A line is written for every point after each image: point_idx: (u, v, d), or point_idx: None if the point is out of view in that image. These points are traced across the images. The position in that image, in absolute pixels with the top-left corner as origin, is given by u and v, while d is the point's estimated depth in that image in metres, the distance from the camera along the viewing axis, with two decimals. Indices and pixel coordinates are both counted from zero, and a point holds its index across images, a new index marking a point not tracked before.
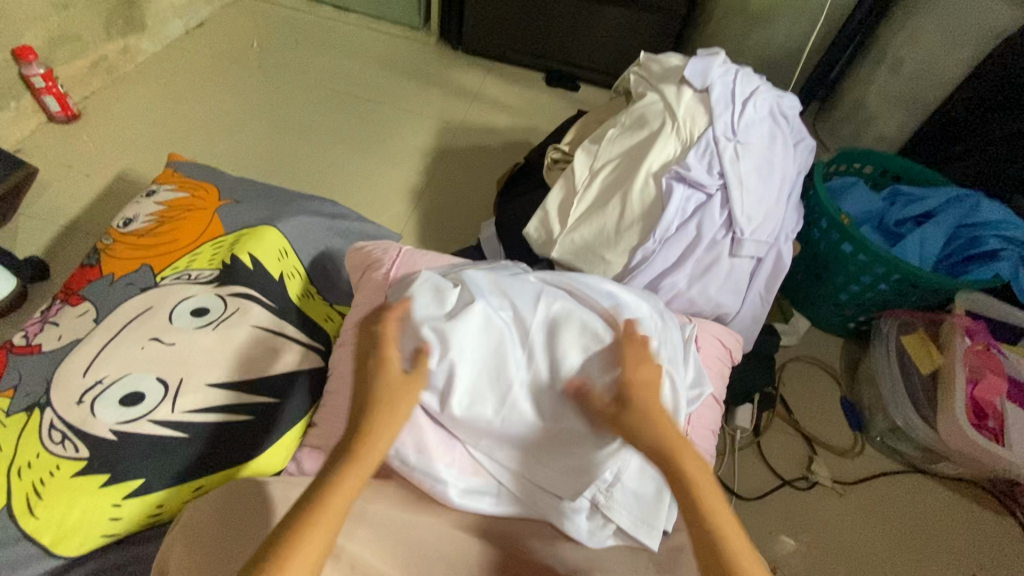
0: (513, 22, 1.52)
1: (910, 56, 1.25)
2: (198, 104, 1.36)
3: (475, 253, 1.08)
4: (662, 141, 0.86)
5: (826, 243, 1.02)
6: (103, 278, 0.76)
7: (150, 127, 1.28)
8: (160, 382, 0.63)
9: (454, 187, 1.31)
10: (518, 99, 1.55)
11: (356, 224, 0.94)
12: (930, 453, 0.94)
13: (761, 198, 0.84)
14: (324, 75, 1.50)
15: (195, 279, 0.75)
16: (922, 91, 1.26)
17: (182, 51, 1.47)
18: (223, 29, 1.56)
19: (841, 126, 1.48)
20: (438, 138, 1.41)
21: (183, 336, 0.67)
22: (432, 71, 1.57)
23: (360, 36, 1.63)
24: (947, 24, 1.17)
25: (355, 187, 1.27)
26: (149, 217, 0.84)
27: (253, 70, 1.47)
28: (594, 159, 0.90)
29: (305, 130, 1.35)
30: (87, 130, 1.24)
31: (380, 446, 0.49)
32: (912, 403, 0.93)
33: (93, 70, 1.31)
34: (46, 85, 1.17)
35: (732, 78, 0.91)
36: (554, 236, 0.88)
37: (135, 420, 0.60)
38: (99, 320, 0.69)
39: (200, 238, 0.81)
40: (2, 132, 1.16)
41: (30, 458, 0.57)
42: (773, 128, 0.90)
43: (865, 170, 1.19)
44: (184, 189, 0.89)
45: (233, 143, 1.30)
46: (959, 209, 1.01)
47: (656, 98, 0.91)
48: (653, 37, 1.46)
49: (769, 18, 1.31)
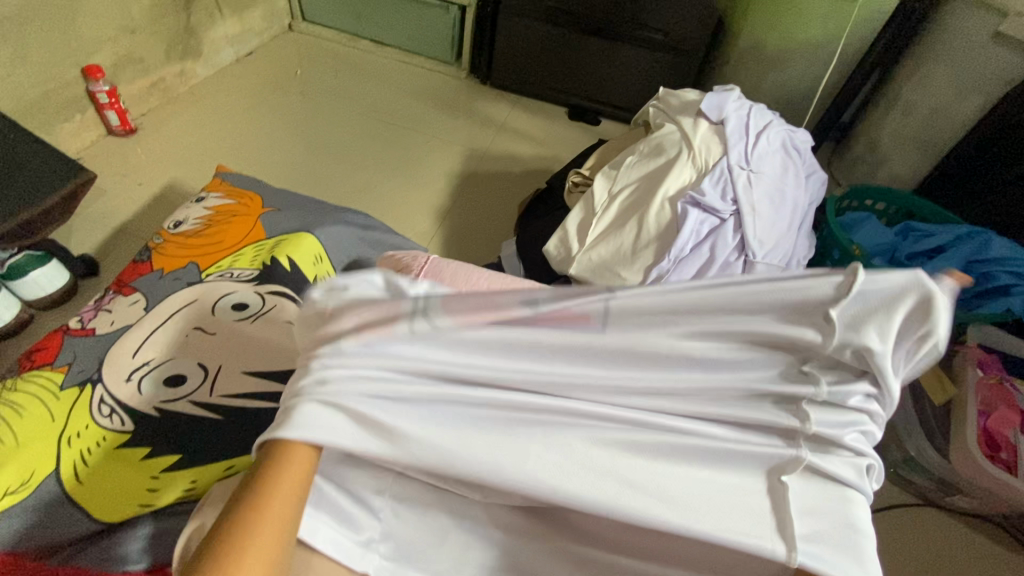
0: (539, 59, 1.61)
1: (922, 101, 1.30)
2: (243, 123, 1.46)
3: (496, 270, 1.12)
4: (679, 167, 0.91)
5: (838, 273, 1.05)
6: (152, 273, 0.81)
7: (198, 142, 1.38)
8: (201, 366, 0.68)
9: (478, 208, 1.37)
10: (542, 130, 1.63)
11: (386, 235, 0.99)
12: (945, 486, 0.93)
13: (772, 224, 0.88)
14: (360, 101, 1.60)
15: (237, 277, 0.80)
16: (934, 135, 1.30)
17: (231, 77, 1.59)
18: (271, 58, 1.69)
19: (855, 166, 1.52)
20: (465, 162, 1.48)
21: (224, 326, 0.72)
22: (461, 103, 1.67)
23: (395, 68, 1.74)
24: (956, 72, 1.23)
25: (384, 204, 1.33)
26: (197, 220, 0.91)
27: (295, 95, 1.58)
28: (613, 183, 0.95)
29: (341, 151, 1.44)
30: (141, 143, 1.34)
31: (288, 497, 0.42)
32: (925, 434, 0.93)
33: (152, 90, 1.43)
34: (109, 100, 1.27)
35: (746, 112, 0.97)
36: (573, 254, 0.92)
37: (176, 400, 0.65)
38: (148, 309, 0.74)
39: (244, 241, 0.87)
40: (66, 142, 1.26)
41: (80, 428, 0.62)
42: (786, 160, 0.95)
43: (878, 207, 1.23)
44: (231, 197, 0.96)
45: (274, 159, 1.38)
46: (970, 245, 1.04)
47: (673, 129, 0.97)
48: (672, 76, 1.54)
49: (784, 62, 1.37)
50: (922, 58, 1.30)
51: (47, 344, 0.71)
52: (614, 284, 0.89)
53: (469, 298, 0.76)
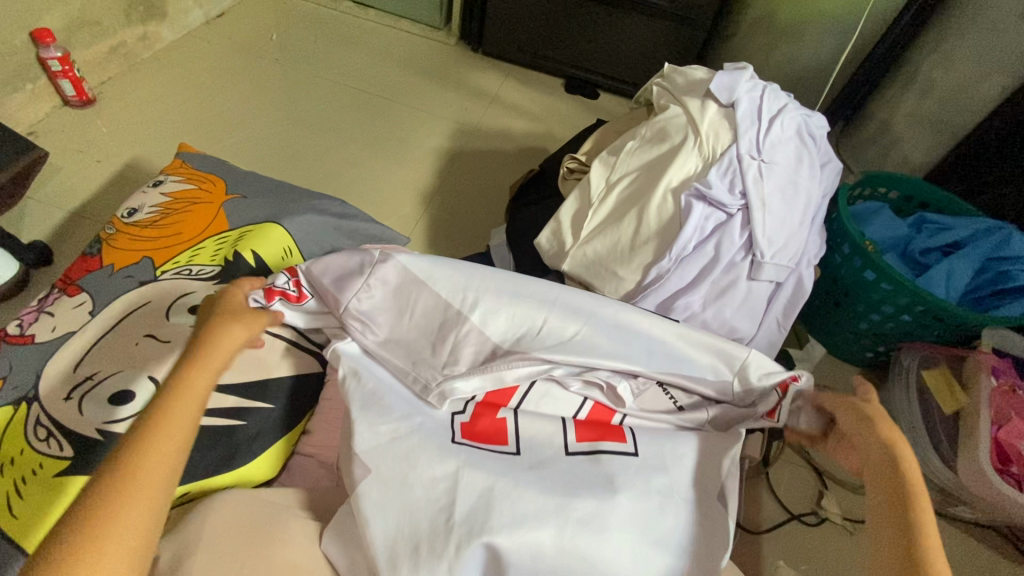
0: (534, 26, 1.49)
1: (942, 79, 1.21)
2: (213, 93, 1.34)
3: (484, 261, 1.05)
4: (683, 156, 0.83)
5: (848, 269, 0.98)
6: (102, 269, 0.74)
7: (164, 114, 1.27)
8: (151, 381, 0.61)
9: (468, 191, 1.29)
10: (537, 104, 1.52)
11: (364, 224, 0.90)
12: (948, 496, 0.90)
13: (783, 220, 0.81)
14: (341, 69, 1.48)
15: (196, 275, 0.72)
16: (952, 117, 1.21)
17: (201, 41, 1.47)
18: (244, 21, 1.56)
19: (866, 147, 1.42)
20: (454, 139, 1.38)
21: (179, 333, 0.65)
22: (450, 72, 1.55)
23: (380, 33, 1.61)
24: (983, 48, 1.13)
25: (366, 185, 1.25)
26: (153, 209, 0.83)
27: (270, 62, 1.46)
28: (611, 171, 0.87)
29: (319, 126, 1.33)
30: (100, 116, 1.23)
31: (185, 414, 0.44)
32: (930, 441, 0.89)
33: (111, 55, 1.31)
34: (61, 68, 1.16)
35: (758, 93, 0.88)
36: (565, 249, 0.85)
37: (124, 419, 0.59)
38: (94, 312, 0.67)
39: (203, 232, 0.79)
40: (15, 115, 1.15)
41: (14, 454, 0.56)
42: (800, 147, 0.87)
43: (890, 195, 1.15)
44: (191, 181, 0.87)
45: (247, 134, 1.28)
46: (990, 241, 0.97)
47: (679, 111, 0.88)
48: (677, 47, 1.43)
49: (799, 34, 1.27)
50: (947, 31, 1.20)
51: None
52: (610, 283, 0.82)
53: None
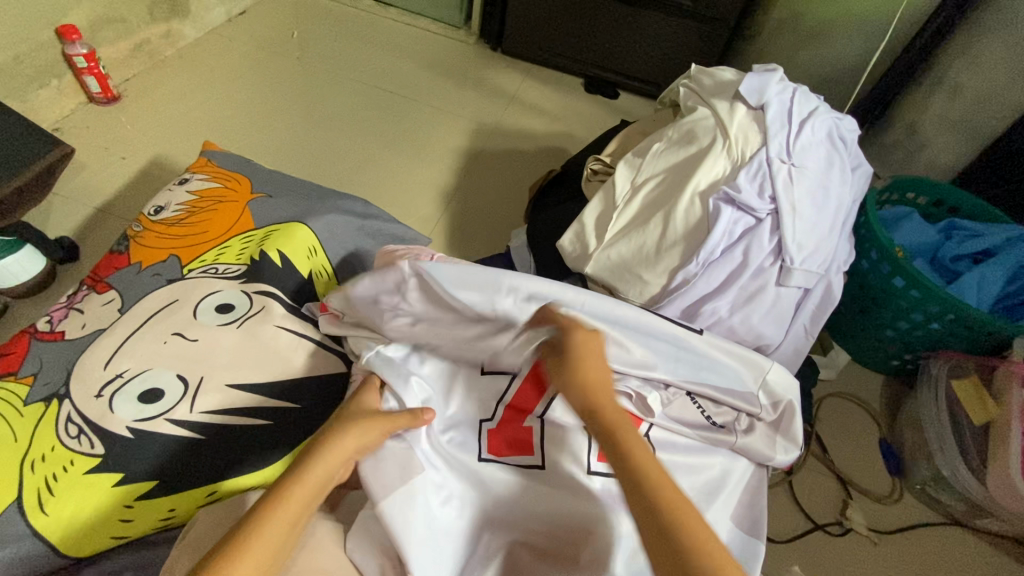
0: (555, 25, 1.48)
1: (971, 82, 1.18)
2: (235, 91, 1.35)
3: (505, 262, 1.04)
4: (711, 158, 0.82)
5: (876, 276, 0.96)
6: (130, 266, 0.74)
7: (187, 111, 1.28)
8: (180, 379, 0.61)
9: (487, 191, 1.28)
10: (556, 103, 1.51)
11: (387, 224, 0.90)
12: (976, 508, 0.88)
13: (813, 225, 0.79)
14: (361, 68, 1.48)
15: (222, 274, 0.72)
16: (983, 120, 1.18)
17: (223, 39, 1.47)
18: (264, 19, 1.56)
19: (890, 151, 1.38)
20: (473, 138, 1.38)
21: (207, 332, 0.65)
22: (469, 71, 1.54)
23: (399, 32, 1.61)
24: (1015, 50, 1.10)
25: (386, 184, 1.24)
26: (179, 207, 0.83)
27: (290, 60, 1.46)
28: (637, 173, 0.86)
29: (339, 124, 1.33)
30: (124, 113, 1.24)
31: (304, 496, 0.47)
32: (959, 450, 0.87)
33: (135, 53, 1.32)
34: (87, 65, 1.17)
35: (787, 95, 0.86)
36: (590, 251, 0.84)
37: (153, 417, 0.59)
38: (123, 310, 0.67)
39: (229, 231, 0.79)
40: (41, 111, 1.16)
41: (45, 450, 0.57)
42: (830, 150, 0.85)
43: (918, 200, 1.13)
44: (216, 179, 0.87)
45: (268, 132, 1.28)
46: (1023, 250, 0.95)
47: (707, 113, 0.87)
48: (700, 48, 1.41)
49: (826, 35, 1.25)
50: (974, 34, 1.17)
51: (11, 348, 0.65)
52: (636, 287, 0.81)
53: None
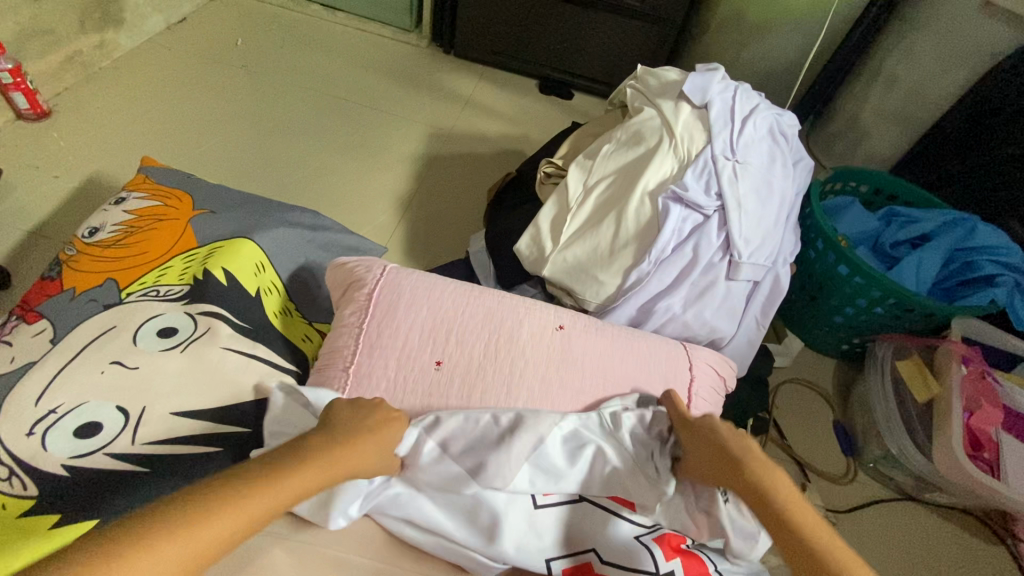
0: (507, 27, 1.48)
1: (905, 73, 1.23)
2: (176, 103, 1.30)
3: (464, 269, 1.04)
4: (660, 157, 0.83)
5: (822, 265, 1.00)
6: (63, 292, 0.70)
7: (125, 125, 1.22)
8: (120, 410, 0.59)
9: (443, 196, 1.27)
10: (511, 105, 1.51)
11: (339, 236, 0.88)
12: (923, 482, 0.93)
13: (759, 218, 0.82)
14: (310, 75, 1.45)
15: (164, 297, 0.69)
16: (916, 110, 1.24)
17: (163, 48, 1.42)
18: (207, 26, 1.51)
19: (834, 142, 1.44)
20: (428, 143, 1.36)
21: (149, 359, 0.62)
22: (423, 75, 1.53)
23: (349, 37, 1.58)
24: (943, 43, 1.16)
25: (339, 194, 1.22)
26: (116, 227, 0.79)
27: (236, 68, 1.42)
28: (588, 174, 0.87)
29: (289, 133, 1.30)
30: (57, 129, 1.18)
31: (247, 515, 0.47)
32: (906, 430, 0.91)
33: (66, 65, 1.25)
34: (13, 80, 1.10)
35: (727, 93, 0.88)
36: (546, 254, 0.84)
37: (93, 452, 0.57)
38: (56, 340, 0.64)
39: (171, 251, 0.76)
40: None
41: None
42: (772, 145, 0.88)
43: (860, 188, 1.17)
44: (155, 196, 0.84)
45: (214, 144, 1.24)
46: (956, 232, 0.99)
47: (653, 113, 0.89)
48: (649, 47, 1.43)
49: (767, 32, 1.28)
50: (906, 27, 1.22)
51: None
52: (592, 289, 0.81)
53: (421, 335, 0.67)
